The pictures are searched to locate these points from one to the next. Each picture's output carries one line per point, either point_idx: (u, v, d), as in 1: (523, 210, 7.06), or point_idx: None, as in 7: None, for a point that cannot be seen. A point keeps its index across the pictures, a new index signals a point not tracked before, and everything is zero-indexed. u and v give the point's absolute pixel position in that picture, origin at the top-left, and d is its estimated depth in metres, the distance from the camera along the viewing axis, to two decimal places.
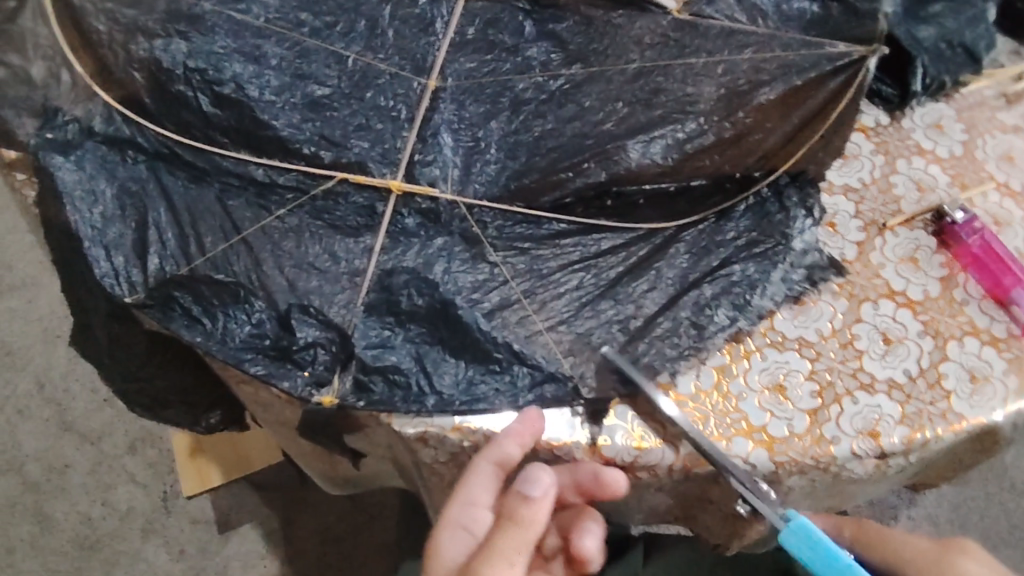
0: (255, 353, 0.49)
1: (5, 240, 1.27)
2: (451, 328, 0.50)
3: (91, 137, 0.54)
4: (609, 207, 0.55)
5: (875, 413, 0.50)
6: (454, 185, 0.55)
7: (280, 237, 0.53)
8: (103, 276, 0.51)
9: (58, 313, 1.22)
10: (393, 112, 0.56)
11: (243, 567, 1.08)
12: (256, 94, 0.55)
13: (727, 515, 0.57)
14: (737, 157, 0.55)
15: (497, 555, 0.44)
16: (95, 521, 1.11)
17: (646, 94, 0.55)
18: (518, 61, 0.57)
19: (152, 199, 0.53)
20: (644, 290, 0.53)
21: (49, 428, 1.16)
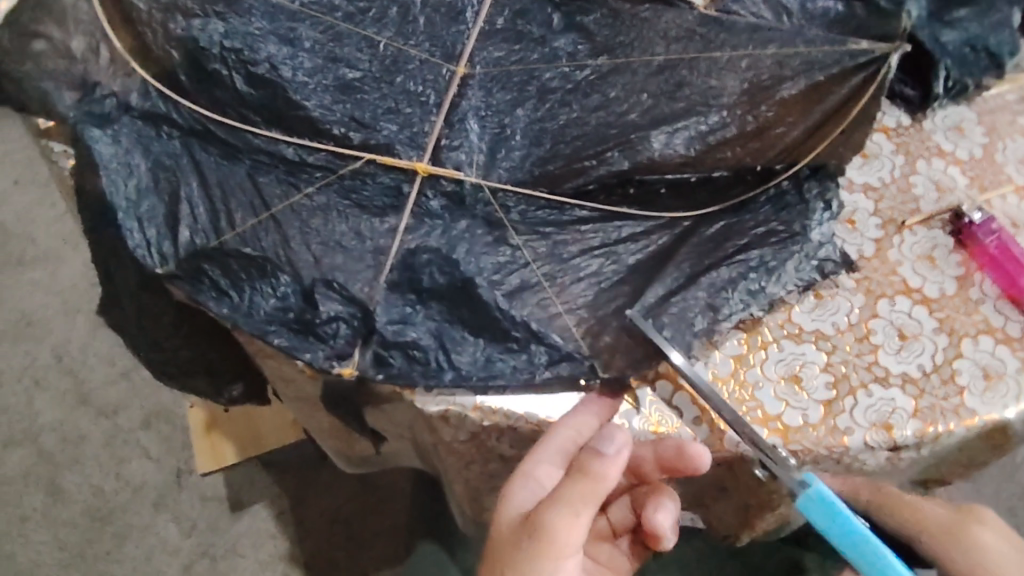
0: (279, 324, 0.49)
1: (30, 213, 1.29)
2: (472, 307, 0.51)
3: (128, 112, 0.55)
4: (631, 195, 0.56)
5: (889, 405, 0.51)
6: (479, 170, 0.56)
7: (306, 215, 0.54)
8: (136, 248, 0.52)
9: (80, 288, 1.25)
10: (421, 98, 0.57)
11: (252, 545, 1.10)
12: (289, 75, 0.56)
13: (739, 503, 0.59)
14: (759, 151, 0.56)
15: (561, 501, 0.44)
16: (108, 493, 1.13)
17: (669, 90, 0.57)
18: (545, 52, 0.59)
19: (184, 173, 0.54)
20: (663, 273, 0.53)
21: (65, 400, 1.18)
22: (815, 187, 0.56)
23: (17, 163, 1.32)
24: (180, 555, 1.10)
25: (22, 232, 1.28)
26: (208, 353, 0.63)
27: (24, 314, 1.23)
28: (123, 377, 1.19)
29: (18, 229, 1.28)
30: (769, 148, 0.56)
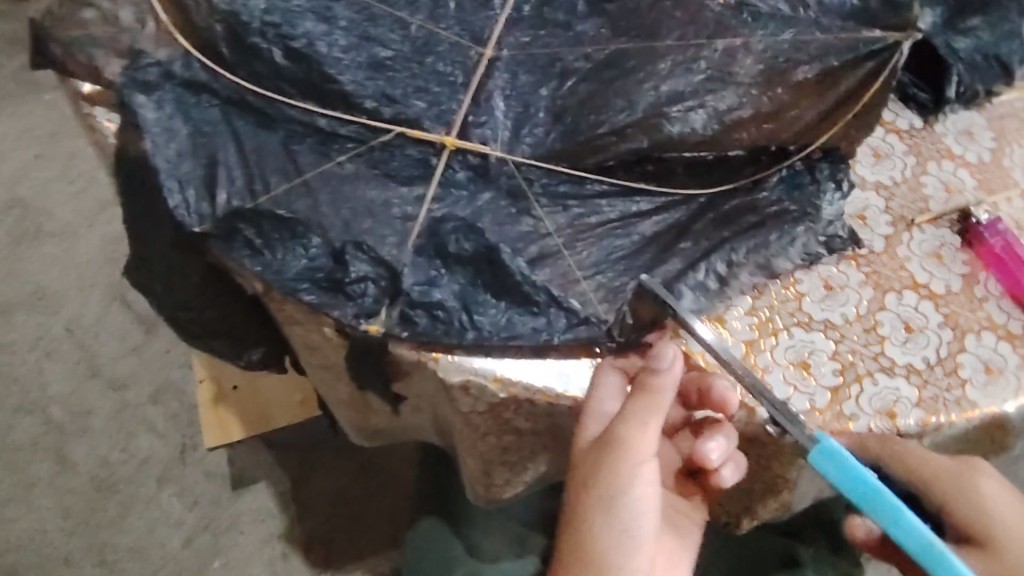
0: (311, 283, 0.52)
1: (50, 187, 1.32)
2: (494, 271, 0.53)
3: (169, 80, 0.57)
4: (649, 171, 0.58)
5: (893, 394, 0.53)
6: (504, 145, 0.57)
7: (338, 181, 0.55)
8: (176, 208, 0.55)
9: (94, 263, 1.27)
10: (450, 78, 0.58)
11: (254, 522, 1.11)
12: (325, 50, 0.58)
13: (744, 487, 0.61)
14: (773, 132, 0.59)
15: (628, 419, 0.49)
16: (114, 465, 1.15)
17: (686, 74, 0.58)
18: (570, 36, 0.60)
19: (222, 139, 0.57)
20: (676, 244, 0.56)
21: (76, 372, 1.20)
22: (827, 168, 0.59)
23: (39, 138, 1.35)
24: (182, 529, 1.11)
25: (41, 205, 1.31)
26: (228, 314, 0.65)
27: (39, 286, 1.25)
28: (133, 351, 1.21)
29: (36, 201, 1.31)
30: (785, 128, 0.59)
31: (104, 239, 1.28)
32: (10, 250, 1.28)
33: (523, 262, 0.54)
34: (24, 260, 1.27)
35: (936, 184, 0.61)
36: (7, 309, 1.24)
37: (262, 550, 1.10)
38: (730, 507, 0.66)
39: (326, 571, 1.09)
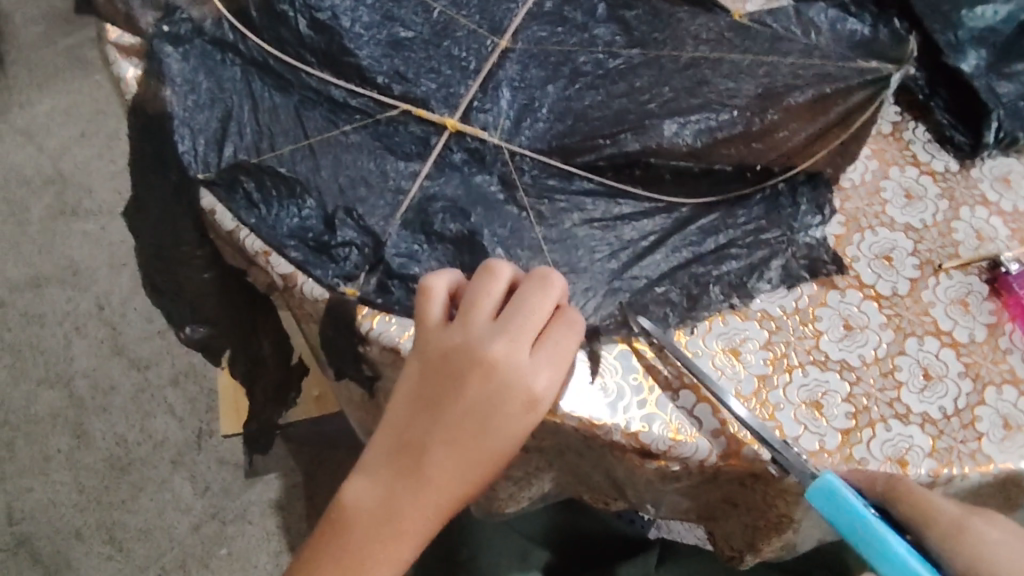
0: (299, 241, 0.54)
1: (89, 164, 1.34)
2: (474, 252, 0.55)
3: (200, 36, 0.60)
4: (637, 176, 0.58)
5: (906, 442, 0.52)
6: (504, 134, 0.58)
7: (339, 149, 0.58)
8: (184, 153, 0.57)
9: (127, 242, 1.29)
10: (462, 62, 0.60)
11: (261, 512, 1.12)
12: (347, 25, 0.60)
13: (746, 522, 0.60)
14: (761, 151, 0.57)
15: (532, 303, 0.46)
16: (130, 444, 1.17)
17: (687, 87, 0.58)
18: (585, 37, 0.61)
19: (238, 98, 0.59)
20: (653, 255, 0.56)
21: (101, 349, 1.22)
22: (808, 198, 0.59)
23: (83, 116, 1.38)
24: (191, 513, 1.13)
25: (79, 182, 1.33)
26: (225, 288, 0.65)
27: (72, 262, 1.28)
28: (158, 333, 1.23)
29: (75, 177, 1.33)
30: (775, 148, 0.57)
31: None
32: (48, 226, 1.30)
33: (501, 251, 0.55)
34: (60, 236, 1.30)
35: (954, 229, 0.60)
36: (40, 282, 1.27)
37: (266, 541, 1.10)
38: (734, 539, 0.64)
39: None
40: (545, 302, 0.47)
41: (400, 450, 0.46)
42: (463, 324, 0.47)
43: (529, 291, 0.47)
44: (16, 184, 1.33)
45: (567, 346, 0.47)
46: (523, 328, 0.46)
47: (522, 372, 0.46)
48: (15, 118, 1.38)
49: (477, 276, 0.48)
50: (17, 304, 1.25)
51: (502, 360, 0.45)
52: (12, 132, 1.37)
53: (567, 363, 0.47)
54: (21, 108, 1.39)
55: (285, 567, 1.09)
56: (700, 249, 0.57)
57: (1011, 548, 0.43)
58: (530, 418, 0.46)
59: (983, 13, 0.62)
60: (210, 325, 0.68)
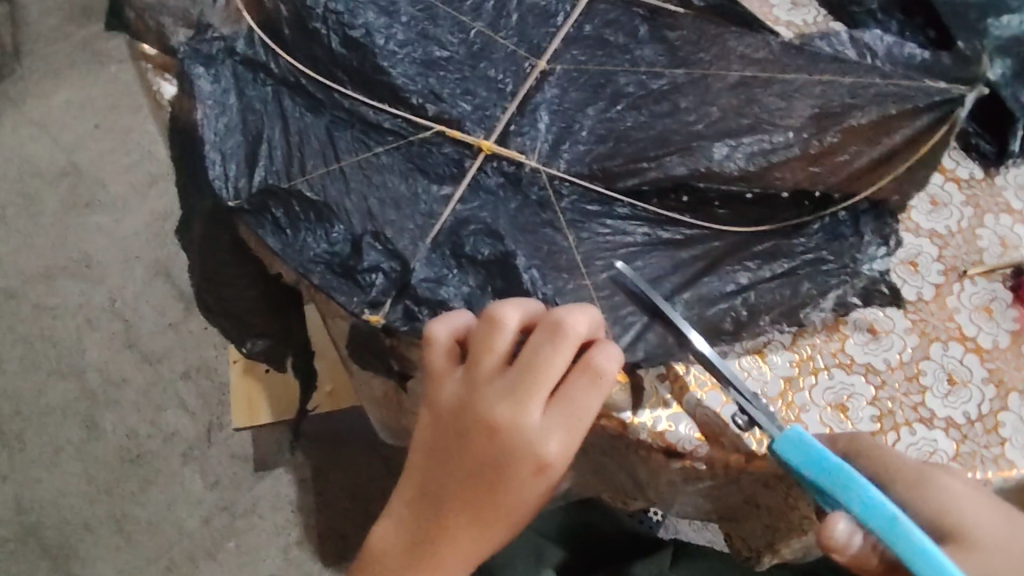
0: (324, 266, 0.54)
1: (105, 157, 1.34)
2: (506, 276, 0.55)
3: (232, 56, 0.62)
4: (685, 202, 0.58)
5: (930, 446, 0.53)
6: (542, 158, 0.60)
7: (371, 170, 0.59)
8: (215, 178, 0.58)
9: (141, 236, 1.29)
10: (499, 85, 0.62)
11: (271, 507, 1.12)
12: (381, 43, 0.63)
13: (768, 522, 0.61)
14: (818, 175, 0.58)
15: (537, 362, 0.45)
16: (141, 438, 1.17)
17: (732, 107, 0.60)
18: (628, 58, 0.63)
19: (270, 120, 0.61)
20: (704, 278, 0.55)
21: (114, 341, 1.23)
22: (868, 230, 0.57)
23: (99, 109, 1.38)
24: (201, 507, 1.13)
25: (94, 175, 1.33)
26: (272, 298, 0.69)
27: (85, 254, 1.28)
28: (171, 327, 1.23)
29: (90, 170, 1.33)
30: (835, 171, 0.58)
31: (152, 214, 1.30)
32: (61, 218, 1.31)
33: (536, 274, 0.54)
34: (74, 228, 1.30)
35: (979, 235, 0.60)
36: (53, 274, 1.27)
37: (276, 535, 1.11)
38: (752, 540, 0.66)
39: (336, 564, 1.08)
40: (550, 361, 0.45)
41: (417, 504, 0.48)
42: (471, 384, 0.47)
43: (534, 350, 0.45)
44: (31, 176, 1.34)
45: (582, 403, 0.46)
46: (527, 390, 0.45)
47: (527, 438, 0.45)
48: (31, 110, 1.38)
49: (482, 328, 0.47)
50: (29, 295, 1.26)
51: (504, 426, 0.45)
52: (27, 124, 1.37)
53: (583, 421, 0.46)
54: (36, 100, 1.39)
55: (294, 561, 1.09)
56: (755, 273, 0.55)
57: (972, 497, 0.45)
58: (541, 482, 0.46)
59: (1010, 22, 0.60)
60: (268, 338, 0.73)
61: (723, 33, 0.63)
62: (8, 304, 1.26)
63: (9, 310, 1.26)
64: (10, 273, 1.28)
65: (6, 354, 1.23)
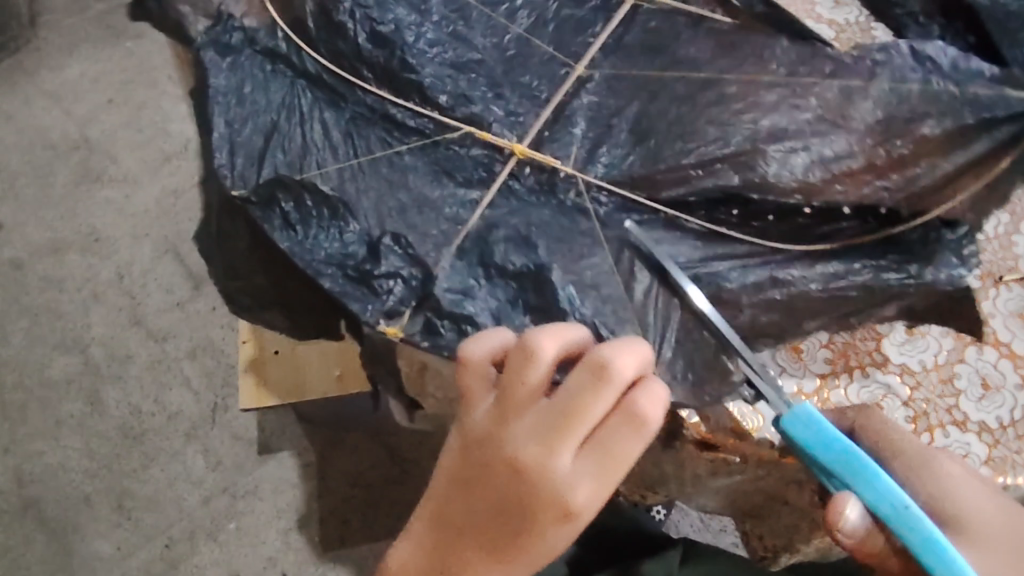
0: (335, 269, 0.56)
1: (118, 132, 1.33)
2: (539, 290, 0.55)
3: (251, 46, 0.63)
4: (737, 214, 0.57)
5: (963, 449, 0.58)
6: (578, 163, 0.59)
7: (394, 169, 0.60)
8: (220, 167, 0.60)
9: (153, 213, 1.28)
10: (534, 90, 0.61)
11: (272, 490, 1.12)
12: (411, 40, 0.61)
13: (799, 514, 0.62)
14: (883, 189, 0.56)
15: (576, 406, 0.44)
16: (144, 415, 1.17)
17: (789, 110, 0.57)
18: (669, 61, 0.61)
19: (286, 112, 0.62)
20: (754, 285, 0.56)
21: (119, 317, 1.22)
22: (943, 249, 0.55)
23: (112, 84, 1.35)
24: (201, 487, 1.13)
25: (107, 149, 1.32)
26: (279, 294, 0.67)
27: (94, 228, 1.27)
28: (177, 306, 1.22)
29: (102, 145, 1.32)
30: (902, 185, 0.56)
31: (162, 190, 1.29)
32: (70, 191, 1.29)
33: (572, 291, 0.55)
34: (83, 202, 1.29)
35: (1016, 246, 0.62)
36: (60, 247, 1.26)
37: (276, 518, 1.10)
38: (768, 539, 0.71)
39: (335, 549, 1.08)
40: (589, 406, 0.44)
41: (436, 531, 0.49)
42: (502, 418, 0.46)
43: (572, 394, 0.45)
44: (42, 148, 1.32)
45: (618, 449, 0.45)
46: (560, 435, 0.45)
47: (557, 483, 0.45)
48: (44, 81, 1.36)
49: (517, 359, 0.46)
50: (35, 267, 1.25)
51: (535, 469, 0.45)
52: (40, 95, 1.35)
53: (618, 466, 0.45)
54: (50, 70, 1.37)
55: (293, 545, 1.09)
56: (779, 277, 0.56)
57: (967, 480, 0.50)
58: (568, 527, 0.46)
59: None
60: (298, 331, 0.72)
61: (772, 41, 0.60)
62: (15, 275, 1.25)
63: (15, 280, 1.25)
64: (17, 245, 1.27)
65: (11, 325, 1.23)
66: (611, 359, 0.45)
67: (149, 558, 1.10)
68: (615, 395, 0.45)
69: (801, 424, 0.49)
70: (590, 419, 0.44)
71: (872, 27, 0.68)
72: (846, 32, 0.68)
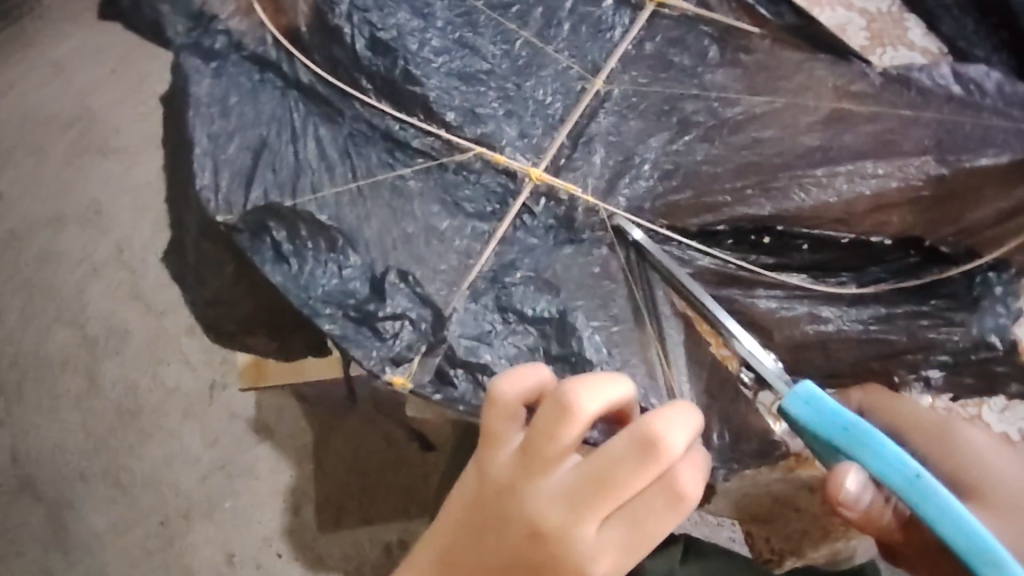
0: (334, 308, 0.56)
1: (121, 103, 1.30)
2: (561, 338, 0.57)
3: (237, 51, 0.63)
4: (767, 244, 0.60)
5: None
6: (599, 193, 0.60)
7: (396, 193, 0.60)
8: (204, 188, 0.59)
9: (153, 186, 1.25)
10: (548, 108, 0.62)
11: (270, 470, 1.10)
12: (415, 48, 0.62)
13: (811, 521, 0.64)
14: (931, 222, 0.58)
15: (610, 476, 0.42)
16: (141, 391, 1.15)
17: (829, 134, 0.58)
18: (696, 83, 0.61)
19: (279, 128, 0.62)
20: (776, 308, 0.59)
21: (119, 292, 1.20)
22: (990, 294, 0.57)
23: (113, 53, 1.32)
24: (199, 465, 1.11)
25: (108, 121, 1.29)
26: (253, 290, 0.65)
27: (95, 201, 1.25)
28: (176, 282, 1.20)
29: (102, 116, 1.29)
30: (950, 220, 0.58)
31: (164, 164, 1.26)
32: (71, 162, 1.27)
33: (598, 339, 0.57)
34: (83, 174, 1.27)
35: None
36: (59, 219, 1.25)
37: (272, 498, 1.09)
38: (776, 543, 0.70)
39: (331, 532, 1.07)
40: (627, 481, 0.42)
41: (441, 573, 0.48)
42: (525, 475, 0.45)
43: (609, 465, 0.43)
44: (42, 117, 1.30)
45: (649, 520, 0.44)
46: (589, 505, 0.43)
47: (578, 552, 0.44)
48: (45, 49, 1.33)
49: (550, 415, 0.44)
50: (35, 239, 1.24)
51: (556, 534, 0.44)
52: (41, 64, 1.33)
53: (644, 540, 0.44)
54: (50, 39, 1.34)
55: (290, 526, 1.08)
56: (816, 313, 0.58)
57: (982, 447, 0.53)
58: None
59: None
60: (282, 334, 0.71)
61: (809, 61, 0.60)
62: (13, 247, 1.24)
63: (14, 253, 1.24)
64: (16, 217, 1.26)
65: (10, 297, 1.21)
66: (659, 435, 0.42)
67: (144, 535, 1.09)
68: (656, 471, 0.42)
69: (805, 406, 0.48)
70: (624, 492, 0.43)
71: (903, 18, 0.63)
72: (878, 20, 0.63)
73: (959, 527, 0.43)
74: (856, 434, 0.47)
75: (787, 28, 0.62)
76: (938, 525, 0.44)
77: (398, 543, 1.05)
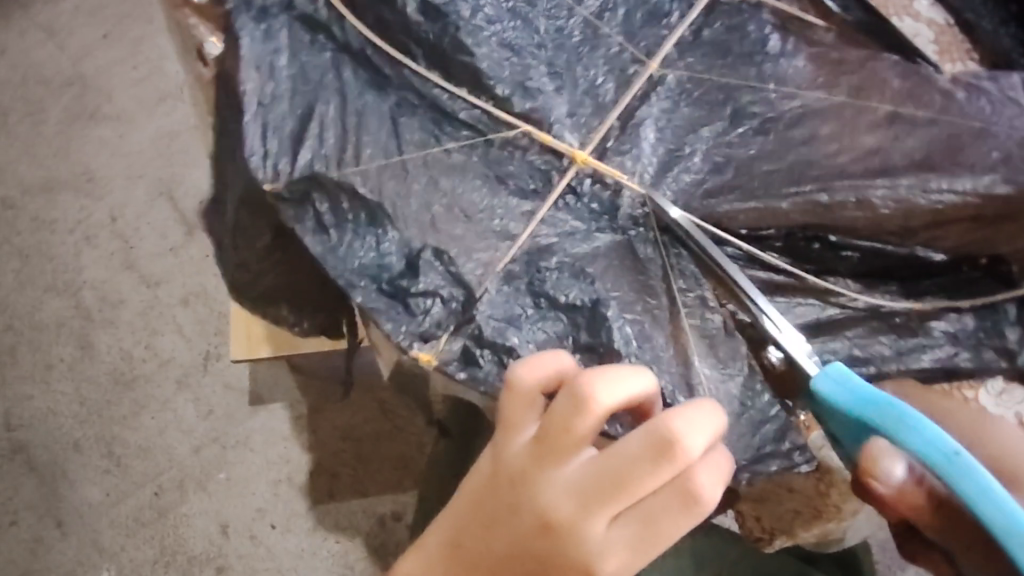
0: (366, 280, 0.55)
1: (112, 70, 1.28)
2: (591, 327, 0.55)
3: (288, 11, 0.61)
4: (815, 250, 0.57)
5: None
6: (646, 182, 0.57)
7: (438, 167, 0.59)
8: (252, 157, 0.57)
9: (147, 154, 1.24)
10: (599, 88, 0.59)
11: (264, 441, 1.10)
12: (468, 15, 0.58)
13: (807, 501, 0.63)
14: (986, 241, 0.55)
15: (625, 472, 0.42)
16: (135, 360, 1.15)
17: (891, 139, 0.55)
18: (756, 71, 0.59)
19: (327, 94, 0.59)
20: (811, 311, 0.57)
21: (112, 262, 1.19)
22: None
23: (107, 18, 1.31)
24: (193, 436, 1.11)
25: (100, 86, 1.28)
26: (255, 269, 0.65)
27: (87, 167, 1.24)
28: (170, 252, 1.19)
29: (97, 81, 1.28)
30: (1009, 241, 0.54)
31: (159, 131, 1.25)
32: (63, 129, 1.26)
33: (629, 333, 0.55)
34: (76, 141, 1.25)
35: None
36: (52, 186, 1.23)
37: (267, 470, 1.09)
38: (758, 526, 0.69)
39: (325, 503, 1.07)
40: (639, 479, 0.42)
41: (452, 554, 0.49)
42: (539, 464, 0.45)
43: (623, 463, 0.42)
44: (35, 83, 1.29)
45: (661, 522, 0.43)
46: (599, 500, 0.43)
47: (587, 546, 0.44)
48: (40, 14, 1.32)
49: (566, 405, 0.44)
50: (29, 207, 1.23)
51: (565, 526, 0.44)
52: (33, 28, 1.32)
53: (655, 541, 0.44)
54: (45, 5, 1.33)
55: (284, 497, 1.07)
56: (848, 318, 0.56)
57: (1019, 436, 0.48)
58: None
59: None
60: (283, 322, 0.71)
61: (873, 59, 0.57)
62: (6, 215, 1.23)
63: (7, 220, 1.23)
64: (9, 183, 1.24)
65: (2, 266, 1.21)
66: (677, 435, 0.42)
67: (137, 505, 1.09)
68: (671, 471, 0.42)
69: (835, 385, 0.49)
70: (638, 489, 0.42)
71: None
72: None
73: (998, 507, 0.40)
74: (886, 414, 0.45)
75: (852, 22, 0.61)
76: (978, 507, 0.40)
77: (391, 515, 1.06)
